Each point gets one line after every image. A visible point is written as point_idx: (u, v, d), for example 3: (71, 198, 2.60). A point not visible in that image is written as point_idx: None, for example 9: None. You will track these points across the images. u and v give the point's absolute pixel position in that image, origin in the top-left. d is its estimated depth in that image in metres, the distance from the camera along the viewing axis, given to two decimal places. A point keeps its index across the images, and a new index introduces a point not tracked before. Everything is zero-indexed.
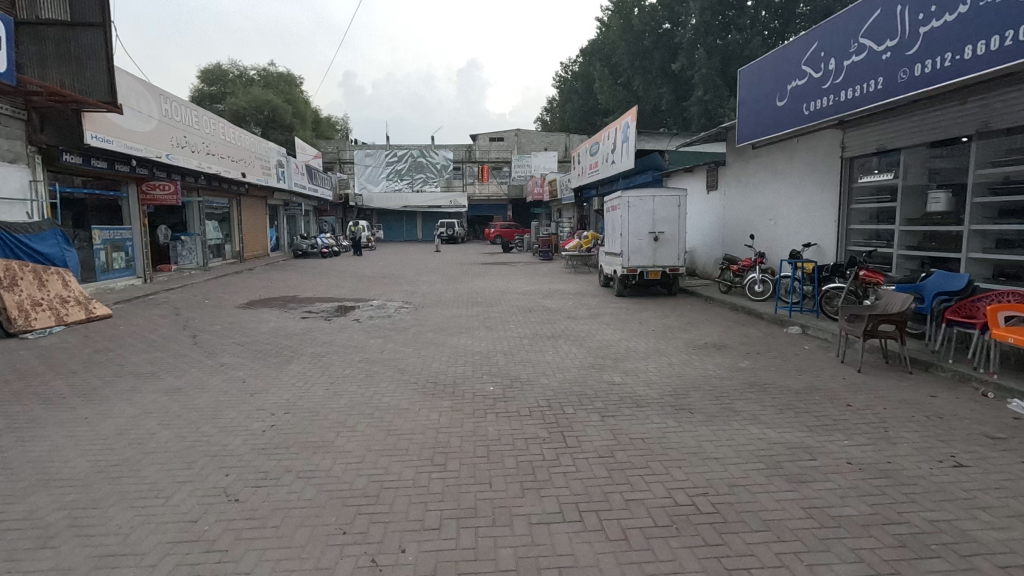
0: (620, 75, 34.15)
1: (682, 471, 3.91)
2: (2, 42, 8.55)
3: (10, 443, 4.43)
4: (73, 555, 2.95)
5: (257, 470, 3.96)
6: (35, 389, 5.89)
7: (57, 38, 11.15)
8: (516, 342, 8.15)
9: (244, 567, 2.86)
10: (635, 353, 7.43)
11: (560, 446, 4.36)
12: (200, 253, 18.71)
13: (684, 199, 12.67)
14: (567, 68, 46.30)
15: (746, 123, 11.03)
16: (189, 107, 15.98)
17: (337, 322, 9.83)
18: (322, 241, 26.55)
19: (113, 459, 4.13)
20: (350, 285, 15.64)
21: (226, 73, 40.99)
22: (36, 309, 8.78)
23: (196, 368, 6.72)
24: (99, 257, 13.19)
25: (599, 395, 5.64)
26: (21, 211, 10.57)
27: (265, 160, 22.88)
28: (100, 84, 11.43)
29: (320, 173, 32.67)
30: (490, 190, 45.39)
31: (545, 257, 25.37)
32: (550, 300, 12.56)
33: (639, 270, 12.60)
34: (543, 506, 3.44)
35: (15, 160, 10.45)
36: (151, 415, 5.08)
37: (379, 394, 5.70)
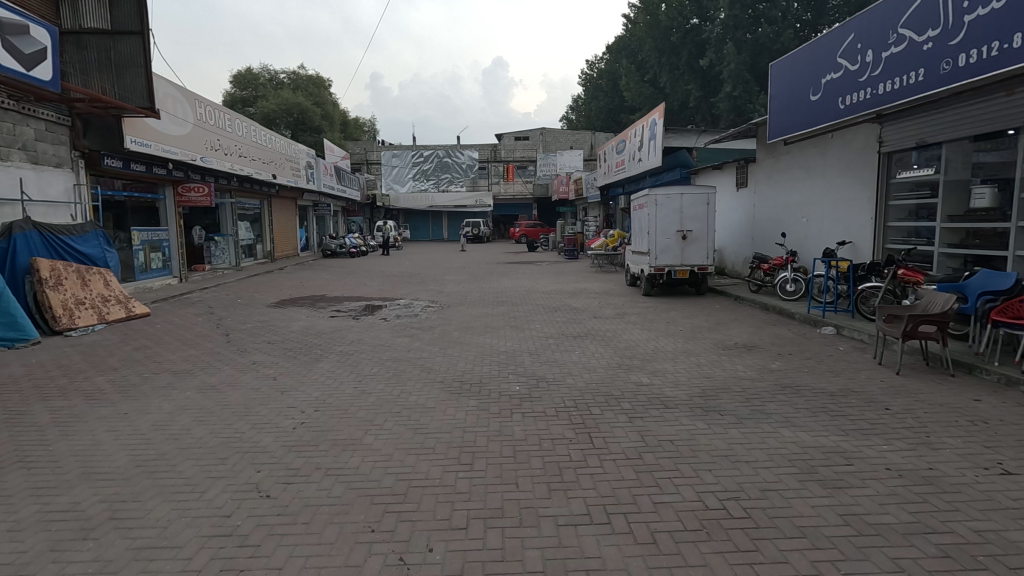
0: (647, 72, 33.80)
1: (712, 475, 3.83)
2: (49, 51, 8.91)
3: (55, 437, 4.61)
4: (113, 547, 3.05)
5: (288, 467, 4.02)
6: (78, 385, 6.12)
7: (99, 46, 11.62)
8: (543, 343, 8.11)
9: (275, 563, 2.90)
10: (662, 353, 7.33)
11: (587, 447, 4.32)
12: (233, 253, 19.17)
13: (713, 197, 12.47)
14: (593, 66, 46.06)
15: (778, 118, 10.78)
16: (223, 111, 16.37)
17: (365, 322, 9.94)
18: (350, 241, 26.91)
19: (150, 454, 4.26)
20: (377, 284, 15.78)
21: (258, 77, 41.85)
22: (79, 308, 9.14)
23: (228, 366, 6.88)
24: (138, 258, 13.65)
25: (626, 396, 5.58)
26: (65, 214, 10.99)
27: (295, 162, 23.33)
28: (138, 90, 11.73)
29: (349, 175, 33.17)
30: (515, 190, 45.38)
31: (571, 257, 25.20)
32: (576, 299, 12.47)
33: (667, 269, 12.41)
34: (570, 508, 3.42)
35: (59, 165, 10.86)
36: (187, 411, 5.23)
37: (407, 393, 5.74)
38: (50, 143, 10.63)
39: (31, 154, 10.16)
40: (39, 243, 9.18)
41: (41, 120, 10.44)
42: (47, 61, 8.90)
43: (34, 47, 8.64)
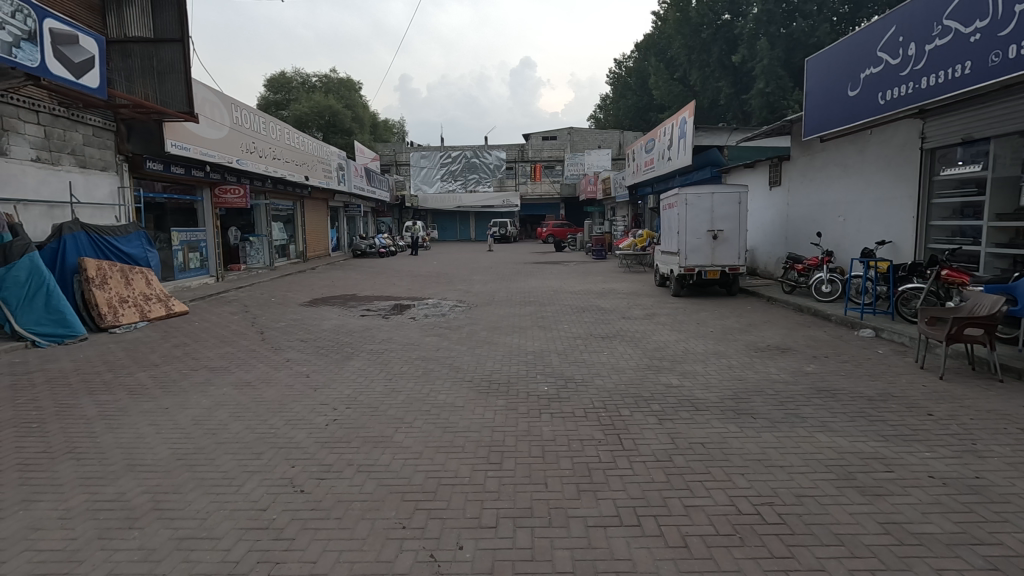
0: (676, 70, 33.38)
1: (745, 479, 3.76)
2: (95, 59, 9.28)
3: (102, 430, 4.81)
4: (157, 536, 3.16)
5: (321, 463, 4.11)
6: (122, 380, 6.37)
7: (143, 54, 12.07)
8: (570, 343, 8.09)
9: (309, 556, 2.97)
10: (692, 355, 7.22)
11: (617, 449, 4.29)
12: (267, 253, 19.65)
13: (745, 196, 12.24)
14: (621, 64, 45.68)
15: (814, 114, 10.50)
16: (258, 114, 16.82)
17: (394, 321, 10.07)
18: (379, 241, 27.29)
19: (190, 447, 4.41)
20: (405, 284, 15.94)
21: (290, 80, 42.74)
22: (124, 306, 9.51)
23: (263, 363, 7.07)
24: (177, 257, 14.11)
25: (656, 397, 5.52)
26: (110, 216, 11.44)
27: (326, 164, 23.80)
28: (178, 96, 12.16)
29: (378, 176, 33.66)
30: (543, 190, 45.33)
31: (599, 256, 25.03)
32: (604, 300, 12.39)
33: (697, 269, 12.22)
34: (599, 509, 3.41)
35: (105, 168, 11.30)
36: (224, 406, 5.39)
37: (436, 392, 5.80)
38: (97, 147, 11.08)
39: (79, 158, 10.60)
40: (86, 243, 9.53)
41: (89, 125, 10.88)
42: (95, 69, 9.27)
43: (83, 56, 9.00)
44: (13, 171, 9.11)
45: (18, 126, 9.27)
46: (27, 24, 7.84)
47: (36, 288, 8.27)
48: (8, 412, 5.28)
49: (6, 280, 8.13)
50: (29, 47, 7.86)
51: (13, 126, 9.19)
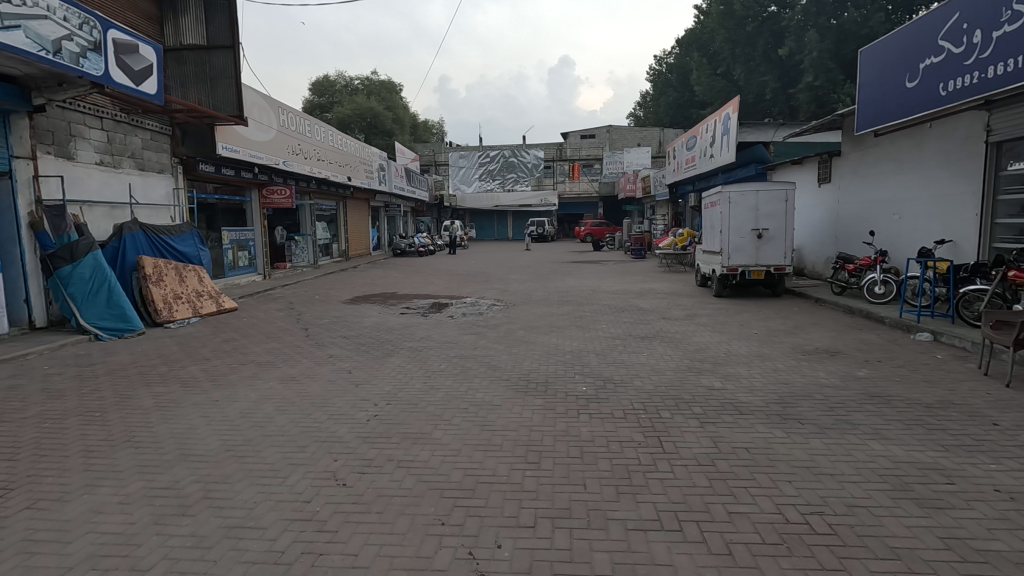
0: (719, 65, 32.55)
1: (792, 487, 3.62)
2: (154, 67, 9.71)
3: (157, 420, 5.05)
4: (207, 524, 3.29)
5: (362, 458, 4.19)
6: (176, 373, 6.67)
7: (196, 61, 12.62)
8: (609, 343, 8.00)
9: (352, 549, 3.03)
10: (735, 357, 7.02)
11: (657, 451, 4.21)
12: (311, 251, 20.19)
13: (792, 193, 11.81)
14: (661, 61, 44.83)
15: (867, 107, 10.04)
16: (303, 118, 17.33)
17: (433, 319, 10.19)
18: (419, 240, 27.66)
19: (239, 439, 4.57)
20: (444, 282, 16.10)
21: (334, 83, 43.92)
22: (177, 301, 9.97)
23: (307, 359, 7.27)
24: (227, 256, 14.67)
25: (697, 400, 5.38)
26: (166, 216, 11.98)
27: (367, 164, 24.30)
28: (229, 101, 12.66)
29: (418, 176, 34.18)
30: (580, 189, 45.03)
31: (638, 256, 24.69)
32: (643, 300, 12.20)
33: (740, 269, 11.87)
34: (639, 512, 3.35)
35: (161, 171, 11.84)
36: (270, 400, 5.57)
37: (474, 390, 5.82)
38: (154, 151, 11.63)
39: (138, 161, 11.15)
40: (144, 242, 9.98)
41: (147, 130, 11.44)
42: (153, 76, 9.70)
43: (143, 64, 9.42)
44: (79, 174, 9.67)
45: (84, 132, 9.82)
46: (93, 35, 8.26)
47: (99, 284, 8.75)
48: (74, 401, 5.60)
49: (73, 277, 8.63)
50: (95, 57, 8.29)
51: (80, 132, 9.74)
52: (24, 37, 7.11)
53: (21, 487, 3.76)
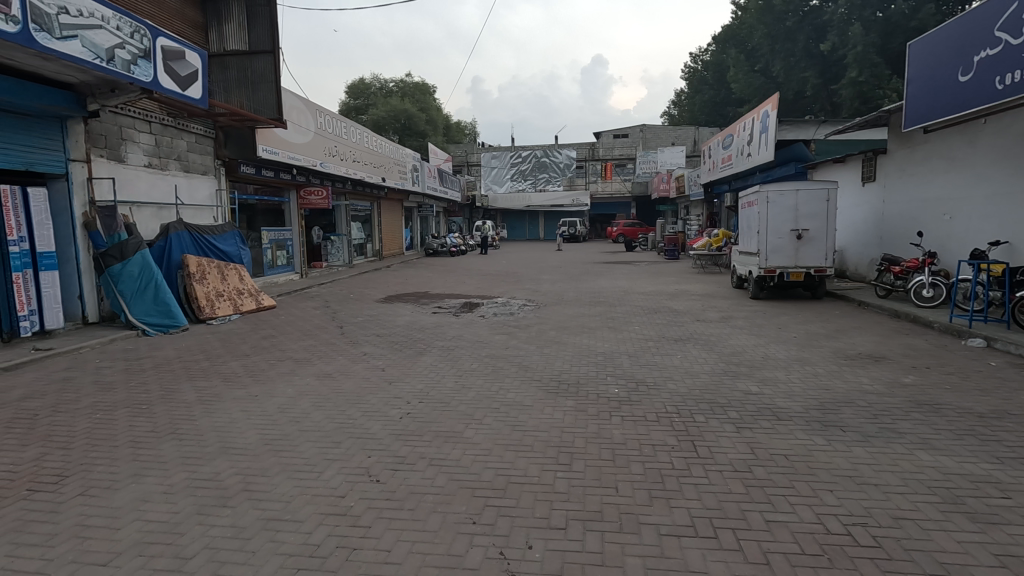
0: (757, 61, 31.75)
1: (834, 496, 3.50)
2: (199, 73, 10.05)
3: (200, 413, 5.22)
4: (246, 515, 3.39)
5: (395, 455, 4.25)
6: (217, 368, 6.89)
7: (238, 66, 13.03)
8: (641, 344, 7.89)
9: (384, 545, 3.06)
10: (773, 361, 6.83)
11: (691, 456, 4.13)
12: (346, 251, 20.59)
13: (834, 192, 11.43)
14: (697, 58, 44.02)
15: (916, 103, 9.63)
16: (339, 120, 17.69)
17: (464, 318, 10.25)
18: (451, 240, 27.88)
19: (276, 433, 4.69)
20: (475, 282, 16.17)
21: (370, 86, 44.68)
22: (219, 299, 10.31)
23: (342, 356, 7.41)
24: (266, 255, 15.09)
25: (734, 405, 5.25)
26: (209, 216, 12.39)
27: (401, 165, 24.62)
28: (269, 104, 13.01)
29: (450, 176, 34.46)
30: (613, 189, 44.61)
31: (671, 257, 24.34)
32: (677, 301, 12.00)
33: (778, 271, 11.55)
34: (673, 517, 3.29)
35: (205, 172, 12.26)
36: (306, 396, 5.70)
37: (505, 390, 5.83)
38: (198, 153, 12.04)
39: (183, 163, 11.56)
40: (188, 242, 10.33)
41: (192, 133, 11.86)
42: (198, 81, 10.04)
43: (189, 70, 9.76)
44: (129, 176, 10.09)
45: (134, 135, 10.24)
46: (143, 43, 8.61)
47: (146, 282, 9.09)
48: (123, 393, 5.85)
49: (122, 275, 9.00)
50: (144, 63, 8.63)
51: (130, 136, 10.16)
52: (81, 46, 7.46)
53: (74, 475, 3.95)
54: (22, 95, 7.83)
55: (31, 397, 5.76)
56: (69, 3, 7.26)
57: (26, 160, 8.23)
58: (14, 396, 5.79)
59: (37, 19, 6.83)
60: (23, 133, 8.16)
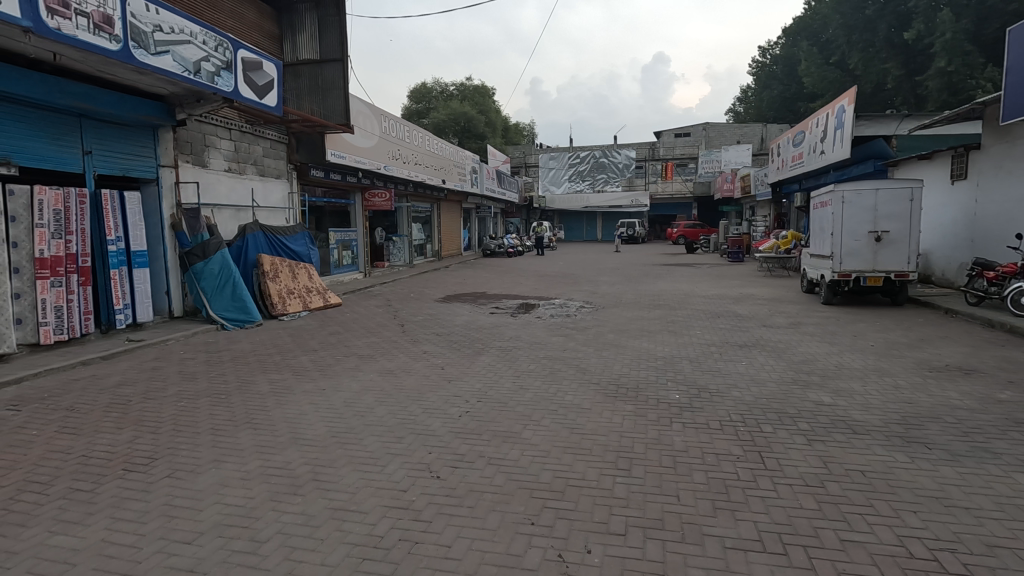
0: (833, 53, 30.02)
1: (917, 517, 3.27)
2: (274, 82, 10.60)
3: (273, 404, 5.52)
4: (315, 504, 3.55)
5: (454, 452, 4.32)
6: (287, 361, 7.26)
7: (310, 74, 13.65)
8: (704, 349, 7.65)
9: (445, 540, 3.12)
10: (848, 371, 6.44)
11: (758, 468, 3.96)
12: (407, 251, 21.16)
13: (919, 191, 10.67)
14: (766, 52, 42.21)
15: (1016, 93, 8.82)
16: (403, 124, 18.21)
17: (522, 319, 10.30)
18: (508, 241, 28.09)
19: (343, 427, 4.88)
20: (532, 283, 16.21)
21: (431, 90, 45.62)
22: (290, 296, 10.85)
23: (404, 354, 7.61)
24: (333, 255, 15.75)
25: (804, 416, 4.99)
26: (281, 217, 13.08)
27: (461, 167, 25.04)
28: (337, 110, 13.56)
29: (509, 178, 34.69)
30: (674, 189, 43.45)
31: (735, 259, 23.49)
32: (741, 305, 11.55)
33: (854, 275, 10.89)
34: (738, 530, 3.17)
35: (278, 176, 12.93)
36: (370, 391, 5.90)
37: (563, 392, 5.80)
38: (273, 158, 12.72)
39: (259, 168, 12.25)
40: (263, 242, 10.92)
41: (267, 139, 12.54)
42: (274, 90, 10.59)
43: (265, 80, 10.32)
44: (211, 180, 10.78)
45: (216, 142, 10.94)
46: (225, 55, 9.18)
47: (225, 280, 9.69)
48: (204, 383, 6.27)
49: (204, 272, 9.64)
50: (226, 75, 9.21)
51: (212, 142, 10.87)
52: (172, 60, 8.05)
53: (162, 458, 4.27)
54: (121, 106, 8.55)
55: (125, 384, 6.27)
56: (163, 22, 7.86)
57: (122, 166, 8.96)
58: (111, 383, 6.32)
59: (135, 36, 7.43)
60: (121, 141, 8.91)
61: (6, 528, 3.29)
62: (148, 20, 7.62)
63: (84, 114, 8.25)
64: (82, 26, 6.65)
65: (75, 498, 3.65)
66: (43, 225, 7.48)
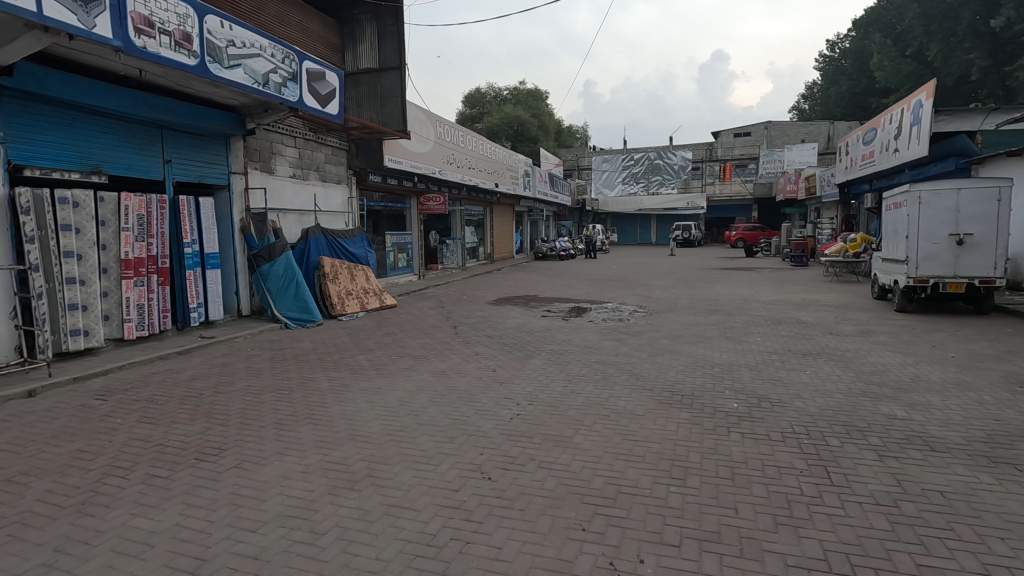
0: (909, 45, 28.24)
1: (1005, 545, 3.00)
2: (336, 91, 11.02)
3: (332, 401, 5.73)
4: (371, 500, 3.65)
5: (505, 454, 4.34)
6: (345, 360, 7.52)
7: (369, 82, 14.12)
8: (764, 357, 7.34)
9: (495, 542, 3.14)
10: (924, 384, 6.01)
11: (823, 483, 3.76)
12: (460, 254, 21.46)
13: (1008, 191, 9.85)
14: (835, 46, 40.25)
15: None
16: (457, 129, 18.52)
17: (573, 323, 10.23)
18: (560, 244, 28.00)
19: (397, 425, 5.00)
20: (584, 287, 16.08)
21: (485, 95, 46.12)
22: (348, 297, 11.24)
23: (456, 355, 7.72)
24: (389, 257, 16.17)
25: (875, 430, 4.69)
26: (341, 221, 13.56)
27: (513, 171, 25.19)
28: (395, 116, 13.95)
29: (561, 181, 34.57)
30: (733, 190, 42.02)
31: (799, 263, 22.44)
32: (805, 312, 11.01)
33: (932, 281, 10.17)
34: (802, 548, 3.02)
35: (339, 181, 13.41)
36: (423, 391, 6.01)
37: (615, 398, 5.69)
38: (334, 164, 13.22)
39: (322, 174, 12.76)
40: (324, 245, 11.35)
41: (329, 146, 13.05)
42: (336, 99, 11.00)
43: (328, 89, 10.73)
44: (277, 186, 11.32)
45: (282, 150, 11.50)
46: (291, 67, 9.62)
47: (289, 281, 10.13)
48: (269, 379, 6.59)
49: (270, 274, 10.13)
50: (292, 85, 9.65)
51: (279, 150, 11.42)
52: (243, 73, 8.51)
53: (230, 449, 4.50)
54: (197, 118, 9.12)
55: (197, 378, 6.68)
56: (236, 37, 8.33)
57: (198, 173, 9.55)
58: (185, 377, 6.74)
59: (211, 51, 7.91)
60: (197, 150, 9.50)
61: (92, 509, 3.56)
62: (223, 35, 8.09)
63: (165, 126, 8.85)
64: (164, 44, 7.15)
65: (152, 484, 3.91)
66: (128, 228, 8.07)
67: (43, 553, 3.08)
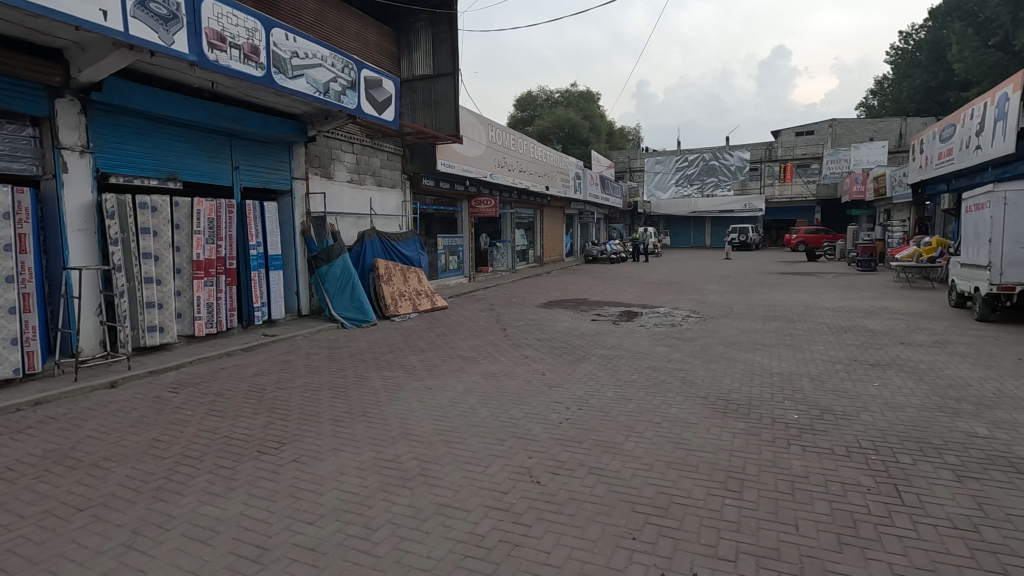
0: (993, 34, 26.40)
1: None
2: (392, 98, 11.32)
3: (384, 400, 5.87)
4: (422, 498, 3.72)
5: (554, 459, 4.32)
6: (398, 360, 7.69)
7: (424, 88, 14.44)
8: (828, 367, 6.99)
9: (545, 546, 3.13)
10: (1010, 400, 5.56)
11: (894, 503, 3.53)
12: (510, 256, 21.56)
13: None
14: (908, 38, 38.07)
15: None
16: (509, 132, 18.67)
17: (625, 327, 10.08)
18: (611, 247, 27.67)
19: (447, 425, 5.07)
20: (635, 291, 15.81)
21: (536, 98, 46.19)
22: (401, 299, 11.52)
23: (506, 357, 7.76)
24: (441, 259, 16.42)
25: (952, 449, 4.37)
26: (395, 224, 13.89)
27: (564, 173, 25.11)
28: (448, 121, 14.21)
29: (613, 183, 34.17)
30: (794, 191, 40.32)
31: (866, 268, 21.21)
32: (873, 320, 10.40)
33: (1018, 288, 9.42)
34: (869, 570, 2.85)
35: (394, 186, 13.76)
36: (473, 393, 6.07)
37: (667, 405, 5.56)
38: (389, 169, 13.57)
39: (377, 179, 13.12)
40: (379, 247, 11.67)
41: (385, 152, 13.41)
42: (392, 106, 11.30)
43: (384, 96, 11.04)
44: (336, 190, 11.73)
45: (341, 156, 11.91)
46: (350, 75, 9.97)
47: (345, 282, 10.49)
48: (326, 377, 6.83)
49: (329, 275, 10.51)
50: (351, 93, 9.99)
51: (338, 156, 11.84)
52: (306, 83, 8.90)
53: (290, 443, 4.70)
54: (263, 126, 9.60)
55: (260, 374, 7.02)
56: (300, 48, 8.71)
57: (264, 178, 10.03)
58: (249, 373, 7.09)
59: (276, 63, 8.30)
60: (262, 157, 9.99)
61: (166, 495, 3.80)
62: (288, 47, 8.47)
63: (234, 134, 9.36)
64: (234, 57, 7.56)
65: (219, 474, 4.13)
66: (200, 232, 8.57)
67: (123, 534, 3.31)
